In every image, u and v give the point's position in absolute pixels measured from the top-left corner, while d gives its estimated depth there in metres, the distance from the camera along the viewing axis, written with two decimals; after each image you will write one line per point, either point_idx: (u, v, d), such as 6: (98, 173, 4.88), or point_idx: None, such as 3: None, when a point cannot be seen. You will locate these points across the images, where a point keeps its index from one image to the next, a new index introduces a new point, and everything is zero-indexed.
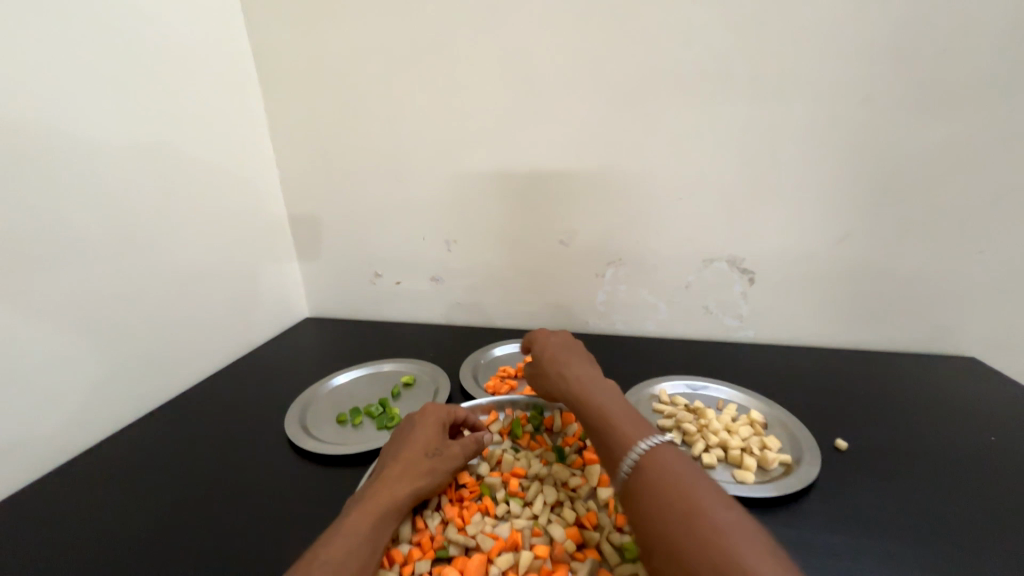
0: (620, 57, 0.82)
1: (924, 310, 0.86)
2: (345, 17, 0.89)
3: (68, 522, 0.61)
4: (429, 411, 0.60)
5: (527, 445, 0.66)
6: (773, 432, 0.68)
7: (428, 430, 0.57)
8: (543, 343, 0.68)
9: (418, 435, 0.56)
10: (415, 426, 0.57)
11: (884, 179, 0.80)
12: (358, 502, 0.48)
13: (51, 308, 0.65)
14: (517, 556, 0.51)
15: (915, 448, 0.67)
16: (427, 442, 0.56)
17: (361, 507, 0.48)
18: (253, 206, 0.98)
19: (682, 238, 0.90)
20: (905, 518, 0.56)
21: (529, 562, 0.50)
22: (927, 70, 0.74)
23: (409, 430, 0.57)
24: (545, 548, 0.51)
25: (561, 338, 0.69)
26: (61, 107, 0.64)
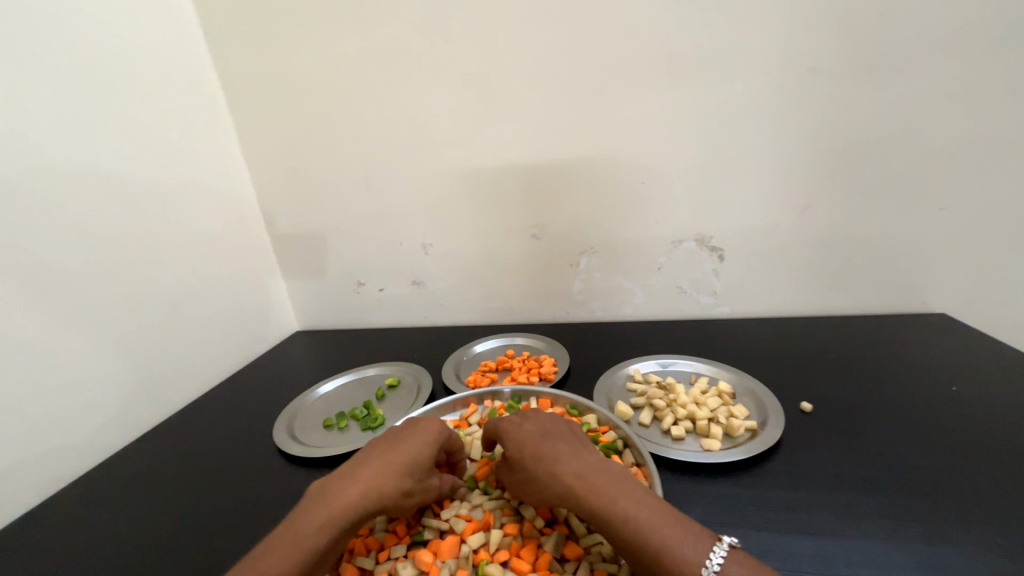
0: (571, 50, 0.84)
1: (890, 272, 0.88)
2: (305, 35, 0.92)
3: (71, 541, 0.63)
4: (430, 428, 0.55)
5: None
6: (741, 400, 0.70)
7: (420, 446, 0.53)
8: (516, 442, 0.52)
9: (407, 450, 0.52)
10: (409, 437, 0.54)
11: (836, 147, 0.82)
12: (319, 507, 0.46)
13: (41, 339, 0.68)
14: (488, 535, 0.53)
15: (882, 404, 0.69)
16: (413, 460, 0.52)
17: (317, 516, 0.45)
18: (233, 227, 1.01)
19: (649, 222, 0.92)
20: (868, 471, 0.58)
21: (498, 540, 0.52)
22: (867, 37, 0.76)
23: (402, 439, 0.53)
24: (515, 526, 0.53)
25: (536, 425, 0.54)
26: (36, 146, 0.67)
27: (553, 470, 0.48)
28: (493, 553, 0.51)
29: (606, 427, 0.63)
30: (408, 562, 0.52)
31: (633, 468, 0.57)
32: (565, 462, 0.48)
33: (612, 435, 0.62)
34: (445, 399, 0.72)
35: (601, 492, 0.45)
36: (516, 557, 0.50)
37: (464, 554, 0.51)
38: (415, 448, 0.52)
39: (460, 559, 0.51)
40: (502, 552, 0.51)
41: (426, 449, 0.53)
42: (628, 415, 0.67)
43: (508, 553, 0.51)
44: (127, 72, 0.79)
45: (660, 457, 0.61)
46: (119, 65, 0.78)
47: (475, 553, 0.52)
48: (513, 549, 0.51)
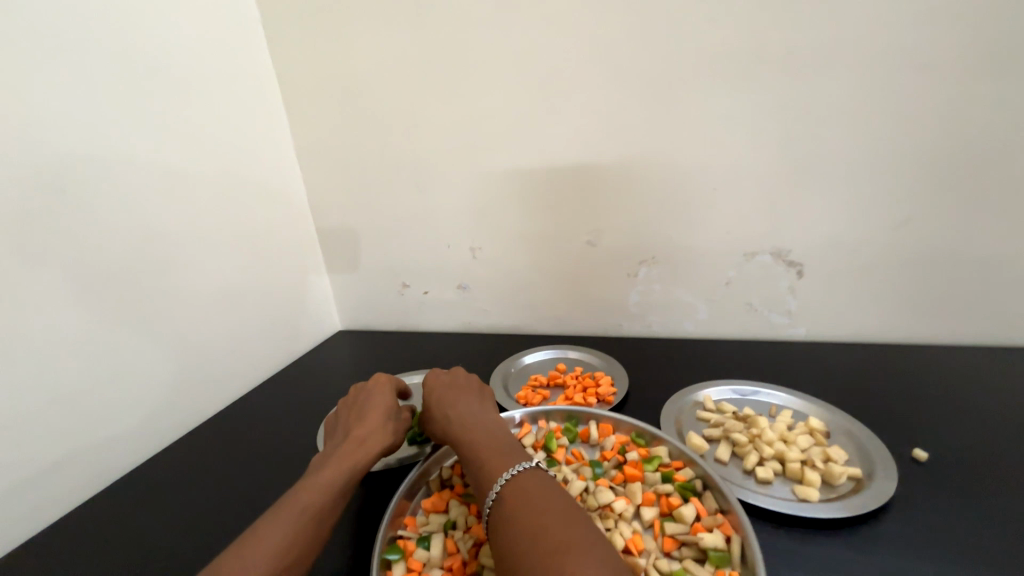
0: (642, 46, 0.77)
1: (1005, 298, 0.77)
2: (360, 30, 0.89)
3: (115, 539, 0.63)
4: (382, 383, 0.66)
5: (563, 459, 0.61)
6: (836, 442, 0.62)
7: (381, 397, 0.63)
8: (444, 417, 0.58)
9: (374, 403, 0.62)
10: (371, 392, 0.63)
11: (948, 155, 0.71)
12: (325, 471, 0.51)
13: (91, 334, 0.67)
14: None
15: (1008, 458, 0.59)
16: (383, 406, 0.61)
17: (318, 483, 0.50)
18: (282, 223, 1.00)
19: (719, 233, 0.84)
20: (1002, 542, 0.48)
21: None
22: (995, 29, 0.65)
23: (368, 396, 0.63)
24: None
25: (467, 405, 0.59)
26: (95, 141, 0.67)
27: (445, 414, 0.58)
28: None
29: (679, 463, 0.57)
30: None
31: (718, 516, 0.50)
32: (463, 415, 0.57)
33: (689, 473, 0.55)
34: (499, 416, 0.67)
35: (469, 434, 0.54)
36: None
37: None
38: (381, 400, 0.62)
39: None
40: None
41: (385, 402, 0.62)
42: (703, 450, 0.60)
43: None
44: (184, 67, 0.79)
45: (744, 502, 0.53)
46: (177, 61, 0.78)
47: None
48: None
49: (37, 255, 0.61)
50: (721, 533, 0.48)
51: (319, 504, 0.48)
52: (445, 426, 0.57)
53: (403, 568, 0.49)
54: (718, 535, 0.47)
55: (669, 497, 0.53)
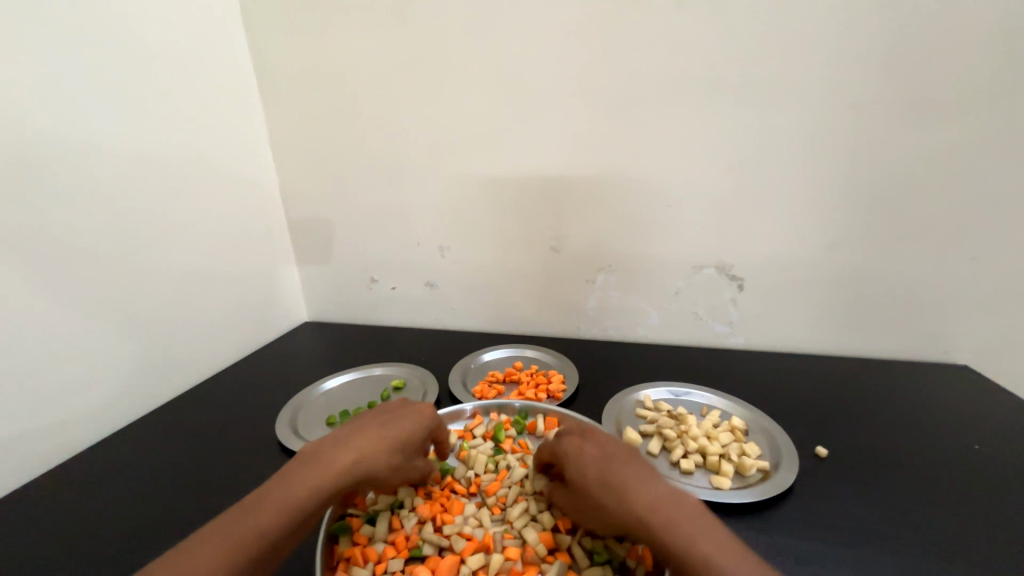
0: (608, 68, 0.83)
1: (914, 318, 0.86)
2: (342, 30, 0.92)
3: (66, 516, 0.64)
4: (426, 414, 0.59)
5: (509, 448, 0.66)
6: (754, 438, 0.69)
7: (412, 425, 0.56)
8: (579, 461, 0.50)
9: (399, 428, 0.55)
10: (408, 414, 0.57)
11: (869, 187, 0.80)
12: (308, 469, 0.47)
13: (50, 310, 0.67)
14: (488, 558, 0.52)
15: (898, 455, 0.67)
16: (405, 440, 0.54)
17: (270, 506, 0.43)
18: (253, 212, 1.01)
19: (671, 245, 0.91)
20: (881, 526, 0.56)
21: (499, 564, 0.51)
22: (909, 79, 0.74)
23: (401, 415, 0.57)
24: (517, 550, 0.52)
25: (597, 446, 0.50)
26: (64, 119, 0.67)
27: (584, 454, 0.50)
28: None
29: None
30: None
31: None
32: (584, 455, 0.50)
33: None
34: (452, 408, 0.71)
35: (621, 490, 0.45)
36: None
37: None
38: (405, 427, 0.55)
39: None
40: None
41: (410, 432, 0.56)
42: (637, 443, 0.66)
43: None
44: (162, 53, 0.80)
45: None
46: (153, 45, 0.79)
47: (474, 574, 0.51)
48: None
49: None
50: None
51: (262, 539, 0.41)
52: (584, 478, 0.48)
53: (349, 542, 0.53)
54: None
55: None
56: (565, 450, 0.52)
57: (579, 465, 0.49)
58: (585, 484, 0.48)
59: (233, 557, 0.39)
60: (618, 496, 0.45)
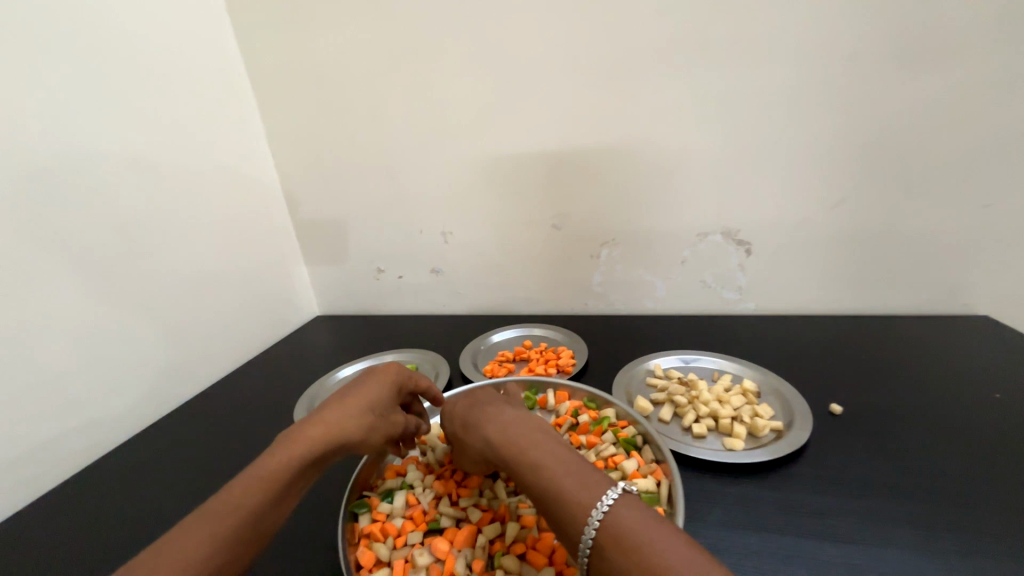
0: (599, 36, 0.81)
1: (930, 270, 0.84)
2: (328, 19, 0.91)
3: (103, 509, 0.67)
4: (389, 374, 0.58)
5: None
6: (766, 400, 0.68)
7: (377, 388, 0.56)
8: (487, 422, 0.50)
9: (365, 395, 0.54)
10: (371, 378, 0.57)
11: (877, 138, 0.77)
12: (287, 447, 0.46)
13: (73, 318, 0.70)
14: (503, 527, 0.53)
15: (916, 409, 0.66)
16: (375, 400, 0.55)
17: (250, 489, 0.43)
18: (257, 211, 1.02)
19: (675, 214, 0.89)
20: (899, 479, 0.55)
21: (515, 533, 0.52)
22: (917, 19, 0.70)
23: (365, 380, 0.56)
24: (532, 518, 0.53)
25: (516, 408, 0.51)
26: (69, 131, 0.68)
27: (493, 415, 0.50)
28: (509, 545, 0.51)
29: (625, 422, 0.63)
30: (425, 549, 0.52)
31: (653, 465, 0.55)
32: (496, 415, 0.50)
33: (632, 430, 0.61)
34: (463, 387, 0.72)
35: (518, 446, 0.45)
36: (531, 549, 0.51)
37: (481, 544, 0.51)
38: (370, 391, 0.55)
39: (476, 549, 0.51)
40: (517, 545, 0.51)
41: (380, 394, 0.56)
42: (647, 411, 0.66)
43: (524, 545, 0.51)
44: (154, 58, 0.80)
45: (679, 454, 0.60)
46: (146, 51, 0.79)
47: (491, 543, 0.52)
48: (529, 543, 0.51)
49: (16, 244, 0.63)
50: (654, 478, 0.53)
51: (244, 524, 0.41)
52: (489, 435, 0.48)
53: (369, 519, 0.54)
54: (650, 480, 0.52)
55: (614, 455, 0.57)
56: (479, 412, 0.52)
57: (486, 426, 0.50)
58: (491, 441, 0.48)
59: (222, 535, 0.40)
60: (514, 452, 0.45)
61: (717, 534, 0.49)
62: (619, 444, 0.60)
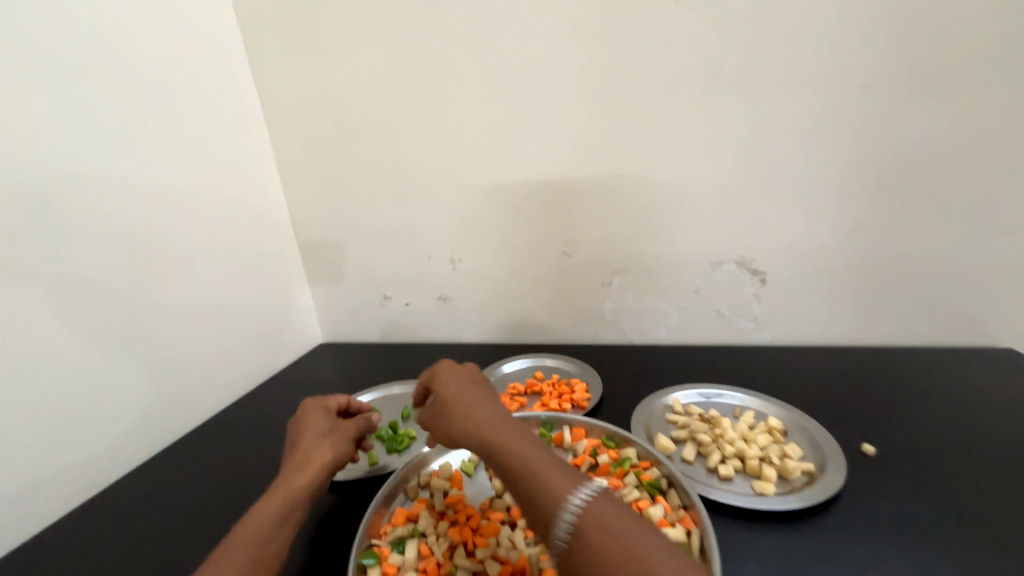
0: (610, 68, 0.82)
1: (950, 302, 0.82)
2: (341, 52, 0.93)
3: (91, 551, 0.63)
4: (318, 403, 0.65)
5: None
6: (794, 439, 0.66)
7: (320, 419, 0.62)
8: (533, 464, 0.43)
9: (311, 428, 0.60)
10: (302, 416, 0.62)
11: (891, 169, 0.77)
12: (270, 496, 0.51)
13: (77, 346, 0.68)
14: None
15: (951, 448, 0.63)
16: (319, 427, 0.60)
17: (249, 535, 0.47)
18: (262, 237, 1.01)
19: (687, 242, 0.88)
20: (945, 526, 0.52)
21: None
22: (926, 55, 0.71)
23: (302, 419, 0.62)
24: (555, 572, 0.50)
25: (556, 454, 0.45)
26: (79, 157, 0.68)
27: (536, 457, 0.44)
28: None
29: (647, 462, 0.60)
30: None
31: (681, 511, 0.53)
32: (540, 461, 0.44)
33: (655, 472, 0.58)
34: None
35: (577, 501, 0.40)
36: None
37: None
38: (314, 427, 0.60)
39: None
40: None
41: (322, 421, 0.62)
42: (670, 450, 0.64)
43: None
44: (166, 86, 0.81)
45: (706, 498, 0.56)
46: (159, 79, 0.80)
47: None
48: None
49: (21, 271, 0.61)
50: (683, 527, 0.51)
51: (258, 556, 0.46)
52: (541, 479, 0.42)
53: (379, 573, 0.51)
54: (680, 529, 0.50)
55: (638, 501, 0.54)
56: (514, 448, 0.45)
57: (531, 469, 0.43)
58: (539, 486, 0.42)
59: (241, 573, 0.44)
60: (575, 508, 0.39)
61: None
62: (643, 487, 0.57)
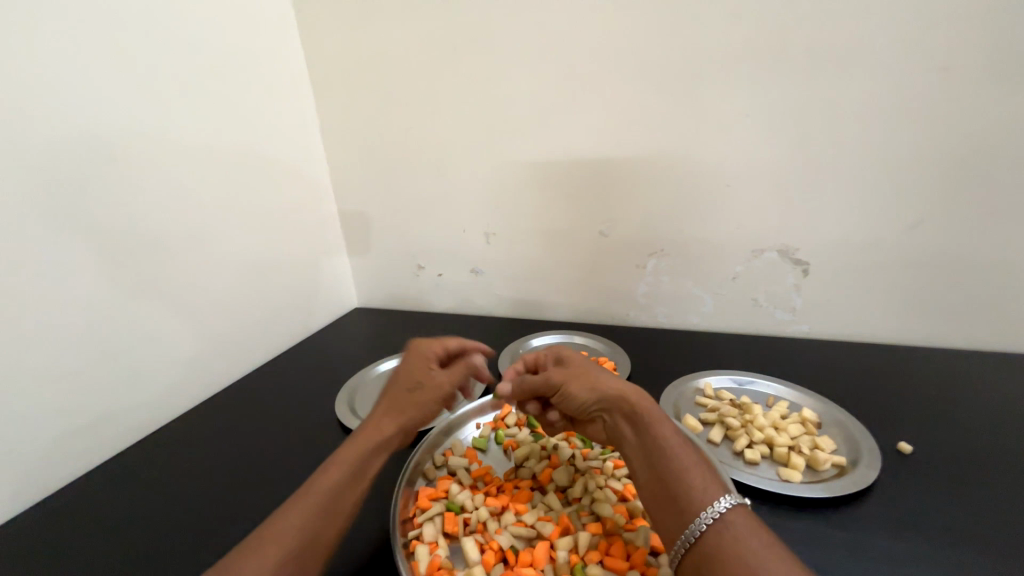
0: (660, 42, 0.79)
1: (1014, 305, 0.77)
2: (389, 17, 0.93)
3: (153, 482, 0.70)
4: (430, 355, 0.64)
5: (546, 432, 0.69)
6: (827, 431, 0.65)
7: (410, 369, 0.61)
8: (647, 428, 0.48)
9: (396, 379, 0.60)
10: (401, 364, 0.62)
11: (961, 159, 0.72)
12: (351, 447, 0.52)
13: (137, 294, 0.74)
14: (573, 537, 0.53)
15: (996, 456, 0.61)
16: (403, 377, 0.60)
17: (328, 479, 0.48)
18: (303, 203, 1.05)
19: (729, 228, 0.86)
20: (982, 532, 0.50)
21: (587, 540, 0.52)
22: (1016, 36, 0.65)
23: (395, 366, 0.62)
24: (597, 525, 0.54)
25: (661, 423, 0.48)
26: (141, 116, 0.72)
27: (650, 425, 0.48)
28: (584, 556, 0.52)
29: None
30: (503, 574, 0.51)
31: None
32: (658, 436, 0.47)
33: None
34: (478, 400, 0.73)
35: (673, 471, 0.44)
36: (607, 556, 0.51)
37: (562, 559, 0.51)
38: (402, 377, 0.60)
39: (558, 565, 0.51)
40: (592, 552, 0.52)
41: (408, 371, 0.61)
42: (697, 431, 0.65)
43: (599, 552, 0.52)
44: (219, 51, 0.84)
45: (732, 481, 0.57)
46: (212, 43, 0.83)
47: (569, 558, 0.52)
48: (604, 548, 0.52)
49: (89, 221, 0.67)
50: None
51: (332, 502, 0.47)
52: (653, 444, 0.46)
53: (427, 553, 0.51)
54: None
55: None
56: (636, 414, 0.49)
57: (650, 437, 0.47)
58: (654, 442, 0.47)
59: (316, 517, 0.46)
60: (671, 476, 0.44)
61: None
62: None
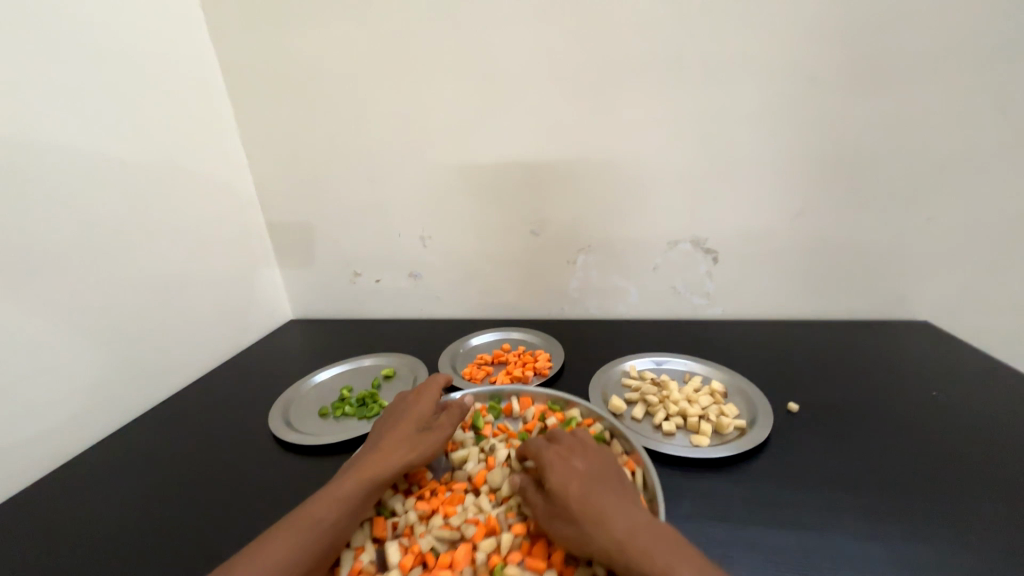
0: (575, 52, 0.84)
1: (881, 279, 0.91)
2: (307, 22, 0.91)
3: (59, 522, 0.64)
4: (425, 397, 0.67)
5: (489, 433, 0.70)
6: (731, 399, 0.74)
7: (418, 412, 0.64)
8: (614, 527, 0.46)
9: (409, 418, 0.63)
10: (408, 405, 0.65)
11: (829, 157, 0.84)
12: (351, 476, 0.55)
13: (28, 315, 0.67)
14: (497, 538, 0.56)
15: (866, 408, 0.71)
16: (418, 418, 0.63)
17: (326, 513, 0.51)
18: (225, 213, 0.99)
19: (647, 222, 0.93)
20: (851, 473, 0.59)
21: (510, 543, 0.55)
22: (860, 54, 0.77)
23: (403, 409, 0.65)
24: (522, 525, 0.57)
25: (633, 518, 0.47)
26: (24, 122, 0.66)
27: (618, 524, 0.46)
28: (505, 556, 0.55)
29: (591, 419, 0.68)
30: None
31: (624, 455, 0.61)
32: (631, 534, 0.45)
33: (599, 426, 0.66)
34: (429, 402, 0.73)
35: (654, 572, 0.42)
36: (527, 556, 0.54)
37: (480, 562, 0.54)
38: (412, 422, 0.63)
39: (477, 566, 0.54)
40: (513, 553, 0.55)
41: (416, 415, 0.64)
42: (622, 410, 0.70)
43: (520, 553, 0.55)
44: (119, 54, 0.78)
45: (652, 452, 0.63)
46: (104, 41, 0.76)
47: (489, 558, 0.55)
48: (524, 549, 0.55)
49: None
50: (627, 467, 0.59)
51: (321, 536, 0.50)
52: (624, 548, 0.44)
53: (351, 559, 0.54)
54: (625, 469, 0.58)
55: None
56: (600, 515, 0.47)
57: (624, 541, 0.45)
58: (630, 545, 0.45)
59: (302, 546, 0.48)
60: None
61: (687, 528, 0.53)
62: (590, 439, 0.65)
